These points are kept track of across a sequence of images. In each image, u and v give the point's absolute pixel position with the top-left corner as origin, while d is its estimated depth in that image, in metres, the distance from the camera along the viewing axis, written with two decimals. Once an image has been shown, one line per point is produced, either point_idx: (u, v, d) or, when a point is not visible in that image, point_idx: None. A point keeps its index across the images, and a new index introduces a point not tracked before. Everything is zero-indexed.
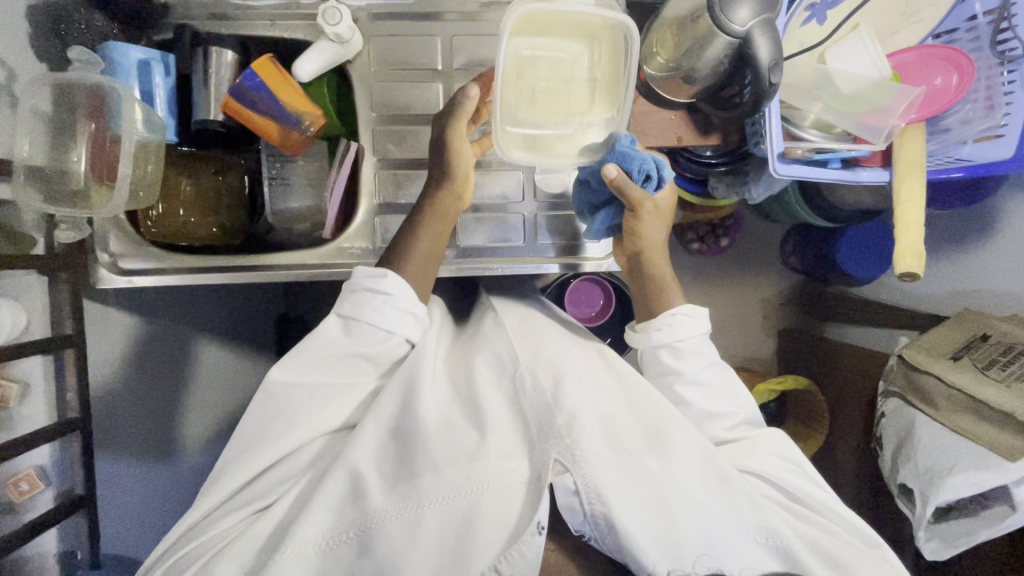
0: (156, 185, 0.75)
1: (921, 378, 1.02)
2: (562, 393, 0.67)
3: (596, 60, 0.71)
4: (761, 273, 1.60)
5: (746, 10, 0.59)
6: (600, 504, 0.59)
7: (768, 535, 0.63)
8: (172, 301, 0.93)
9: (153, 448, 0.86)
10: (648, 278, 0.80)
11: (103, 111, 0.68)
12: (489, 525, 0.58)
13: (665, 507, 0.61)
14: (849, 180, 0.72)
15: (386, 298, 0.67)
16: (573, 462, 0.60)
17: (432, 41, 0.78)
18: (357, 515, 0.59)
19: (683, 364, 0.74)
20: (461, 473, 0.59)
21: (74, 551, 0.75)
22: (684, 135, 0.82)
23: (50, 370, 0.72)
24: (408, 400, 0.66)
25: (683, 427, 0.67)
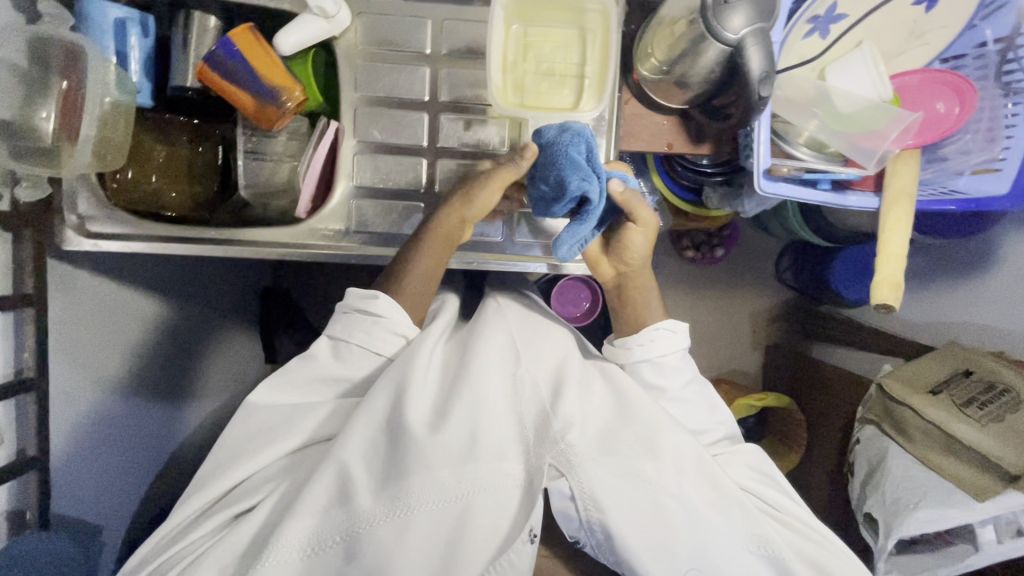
0: (125, 149, 0.74)
1: (899, 411, 0.99)
2: (561, 400, 0.70)
3: (590, 56, 0.75)
4: (754, 287, 1.58)
5: (740, 17, 0.56)
6: (595, 510, 0.63)
7: (758, 543, 0.67)
8: (142, 265, 0.92)
9: (141, 418, 0.91)
10: (633, 300, 0.81)
11: (76, 69, 0.66)
12: (483, 528, 0.61)
13: (660, 512, 0.64)
14: (836, 204, 0.70)
15: (373, 319, 0.72)
16: (567, 468, 0.64)
17: (421, 23, 0.76)
18: (341, 520, 0.61)
19: (664, 381, 0.77)
20: (452, 475, 0.62)
21: (23, 510, 0.74)
22: (675, 142, 0.79)
23: (8, 327, 0.71)
24: (398, 402, 0.67)
25: (675, 431, 0.70)
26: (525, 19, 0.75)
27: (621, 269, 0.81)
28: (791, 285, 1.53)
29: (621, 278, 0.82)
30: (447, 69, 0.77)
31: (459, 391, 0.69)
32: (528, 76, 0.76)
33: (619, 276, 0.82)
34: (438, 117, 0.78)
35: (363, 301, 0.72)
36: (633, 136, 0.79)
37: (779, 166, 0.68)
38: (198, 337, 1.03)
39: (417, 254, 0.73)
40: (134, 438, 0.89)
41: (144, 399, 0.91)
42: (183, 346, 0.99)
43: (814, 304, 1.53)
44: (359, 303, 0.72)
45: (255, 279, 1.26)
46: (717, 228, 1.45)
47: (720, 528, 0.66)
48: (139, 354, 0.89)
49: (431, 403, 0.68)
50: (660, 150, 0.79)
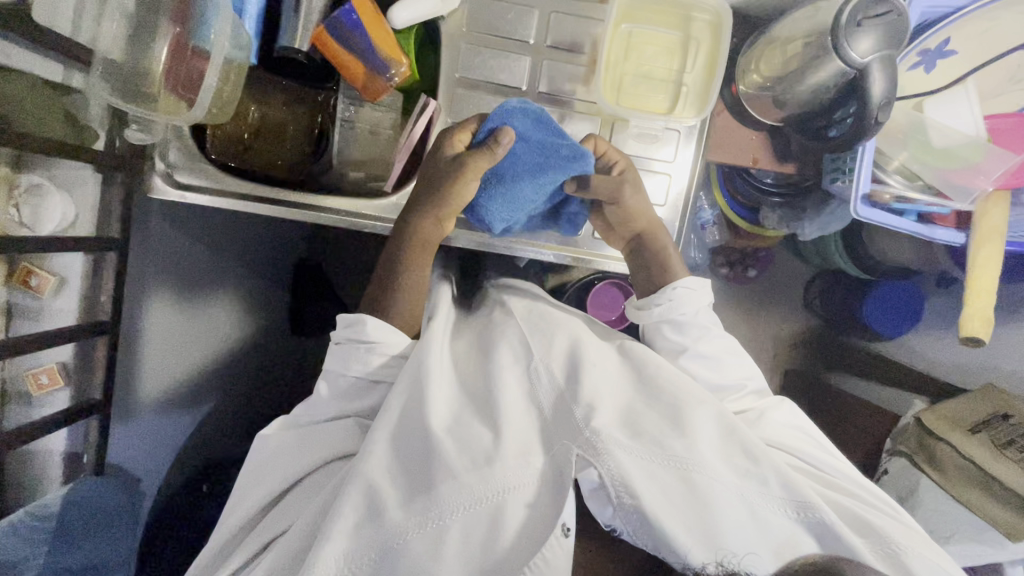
0: (232, 105, 0.73)
1: (936, 446, 1.01)
2: (577, 385, 0.67)
3: (693, 61, 0.75)
4: (785, 310, 1.56)
5: (868, 42, 0.57)
6: (630, 496, 0.59)
7: (799, 509, 0.62)
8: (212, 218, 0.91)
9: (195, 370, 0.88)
10: (652, 255, 0.78)
11: (189, 17, 0.65)
12: (518, 520, 0.59)
13: (699, 492, 0.60)
14: (925, 236, 0.71)
15: (366, 345, 0.70)
16: (595, 455, 0.61)
17: (530, 13, 0.76)
18: (375, 539, 0.59)
19: (686, 338, 0.76)
20: (478, 480, 0.60)
21: (80, 454, 0.76)
22: (760, 157, 0.81)
23: (88, 269, 0.72)
24: (418, 400, 0.66)
25: (703, 407, 0.67)
26: (633, 19, 0.75)
27: (632, 231, 0.78)
28: (819, 314, 1.52)
29: (636, 240, 0.78)
30: (548, 60, 0.77)
31: (479, 377, 0.71)
32: (629, 76, 0.77)
33: (633, 240, 0.78)
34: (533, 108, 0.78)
35: (352, 330, 0.71)
36: (723, 148, 0.80)
37: (881, 192, 0.70)
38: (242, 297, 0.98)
39: (404, 268, 0.74)
40: (177, 383, 0.85)
41: (181, 355, 0.85)
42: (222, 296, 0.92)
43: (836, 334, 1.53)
44: (347, 330, 0.71)
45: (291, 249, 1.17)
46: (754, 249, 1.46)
47: (765, 504, 0.62)
48: (193, 290, 0.85)
49: (448, 399, 0.69)
50: (745, 165, 0.80)
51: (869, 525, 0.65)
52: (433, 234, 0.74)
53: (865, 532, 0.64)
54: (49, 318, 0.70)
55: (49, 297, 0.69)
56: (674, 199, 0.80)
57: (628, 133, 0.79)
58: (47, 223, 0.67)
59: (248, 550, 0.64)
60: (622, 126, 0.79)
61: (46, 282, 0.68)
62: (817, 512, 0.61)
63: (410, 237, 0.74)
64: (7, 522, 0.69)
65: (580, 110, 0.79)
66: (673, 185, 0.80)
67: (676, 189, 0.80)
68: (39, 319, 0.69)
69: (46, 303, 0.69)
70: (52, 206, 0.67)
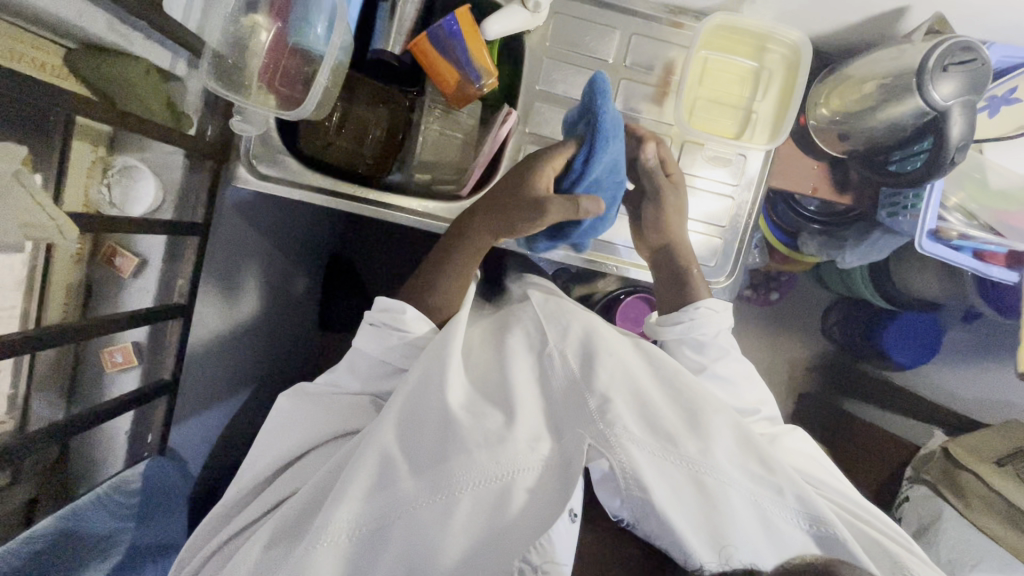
0: (328, 104, 0.74)
1: (962, 475, 1.04)
2: (595, 373, 0.64)
3: (770, 88, 0.78)
4: (803, 335, 1.54)
5: (950, 86, 0.61)
6: (641, 490, 0.57)
7: (814, 522, 0.59)
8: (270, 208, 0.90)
9: (234, 345, 0.86)
10: (678, 266, 0.78)
11: (288, 13, 0.68)
12: (526, 506, 0.55)
13: (710, 495, 0.58)
14: (982, 273, 0.75)
15: (401, 334, 0.67)
16: (608, 447, 0.58)
17: (611, 33, 0.79)
18: (381, 506, 0.56)
19: (705, 357, 0.74)
20: (489, 458, 0.56)
21: (144, 434, 0.79)
22: (820, 187, 0.84)
23: (169, 252, 0.74)
24: (433, 378, 0.63)
25: (722, 411, 0.65)
26: (712, 45, 0.78)
27: (662, 242, 0.79)
28: (837, 340, 1.48)
29: (664, 250, 0.79)
30: (625, 80, 0.80)
31: (494, 364, 0.68)
32: (705, 99, 0.79)
33: (660, 251, 0.79)
34: None
35: (389, 318, 0.67)
36: (786, 175, 0.83)
37: (947, 228, 0.75)
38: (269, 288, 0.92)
39: (452, 276, 0.71)
40: (208, 360, 0.83)
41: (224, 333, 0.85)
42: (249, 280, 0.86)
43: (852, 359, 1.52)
44: (383, 315, 0.68)
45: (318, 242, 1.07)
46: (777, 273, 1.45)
47: (777, 513, 0.59)
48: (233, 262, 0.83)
49: (462, 382, 0.65)
50: (806, 193, 0.83)
51: (876, 545, 0.63)
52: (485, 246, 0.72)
53: (879, 555, 0.63)
54: (130, 298, 0.72)
55: (131, 277, 0.72)
56: (734, 220, 0.84)
57: (699, 154, 0.82)
58: (137, 204, 0.69)
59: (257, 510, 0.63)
60: (692, 147, 0.82)
61: (129, 263, 0.71)
62: (832, 527, 0.58)
63: (464, 247, 0.71)
64: (93, 493, 0.73)
65: (651, 129, 0.82)
66: (735, 206, 0.83)
67: (738, 210, 0.83)
68: (123, 298, 0.72)
69: (129, 282, 0.72)
70: (141, 187, 0.68)
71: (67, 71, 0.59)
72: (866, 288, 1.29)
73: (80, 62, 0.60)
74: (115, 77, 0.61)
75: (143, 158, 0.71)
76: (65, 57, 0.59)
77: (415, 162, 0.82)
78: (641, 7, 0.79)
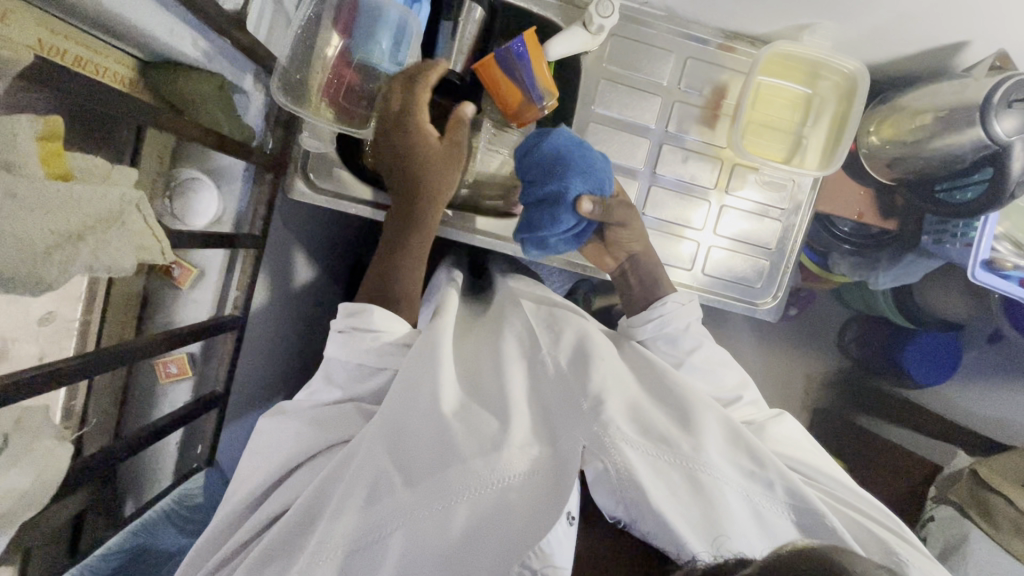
0: None
1: (989, 497, 1.04)
2: (586, 375, 0.59)
3: (820, 115, 0.79)
4: (818, 350, 1.49)
5: (1012, 123, 0.63)
6: (637, 493, 0.51)
7: (810, 518, 0.54)
8: (306, 217, 0.89)
9: (257, 350, 0.86)
10: (647, 269, 0.75)
11: (353, 30, 0.69)
12: (523, 514, 0.49)
13: (705, 494, 0.52)
14: None
15: (372, 336, 0.61)
16: (603, 451, 0.52)
17: (666, 56, 0.80)
18: (375, 518, 0.51)
19: (680, 351, 0.70)
20: (485, 466, 0.51)
21: (195, 444, 0.79)
22: (864, 212, 0.85)
23: (225, 264, 0.74)
24: (413, 384, 0.57)
25: (710, 407, 0.61)
26: (767, 70, 0.79)
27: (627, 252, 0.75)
28: (854, 357, 1.45)
29: (630, 261, 0.76)
30: (679, 103, 0.81)
31: (484, 366, 0.64)
32: (756, 123, 0.80)
33: (627, 262, 0.76)
34: (660, 145, 0.82)
35: (357, 321, 0.61)
36: (832, 200, 0.84)
37: (1002, 259, 0.76)
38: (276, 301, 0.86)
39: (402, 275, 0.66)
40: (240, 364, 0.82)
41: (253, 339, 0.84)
42: (265, 281, 0.83)
43: (869, 378, 1.47)
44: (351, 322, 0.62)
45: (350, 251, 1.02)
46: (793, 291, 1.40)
47: (769, 509, 0.54)
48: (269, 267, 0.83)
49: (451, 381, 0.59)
50: (852, 218, 0.85)
51: (870, 535, 0.58)
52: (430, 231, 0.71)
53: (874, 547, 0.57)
54: (185, 311, 0.73)
55: (189, 288, 0.72)
56: (782, 242, 0.85)
57: (750, 176, 0.83)
58: (197, 217, 0.68)
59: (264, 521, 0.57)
60: (744, 169, 0.83)
61: (188, 274, 0.71)
62: (822, 516, 0.54)
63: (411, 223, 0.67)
64: (160, 509, 0.72)
65: (701, 151, 0.82)
66: (782, 230, 0.84)
67: (785, 233, 0.84)
68: (180, 309, 0.73)
69: (186, 293, 0.72)
70: (200, 199, 0.68)
71: (141, 86, 0.60)
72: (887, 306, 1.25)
73: (155, 77, 0.60)
74: (186, 91, 0.61)
75: (204, 171, 0.70)
76: (140, 72, 0.60)
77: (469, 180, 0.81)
78: (697, 31, 0.80)
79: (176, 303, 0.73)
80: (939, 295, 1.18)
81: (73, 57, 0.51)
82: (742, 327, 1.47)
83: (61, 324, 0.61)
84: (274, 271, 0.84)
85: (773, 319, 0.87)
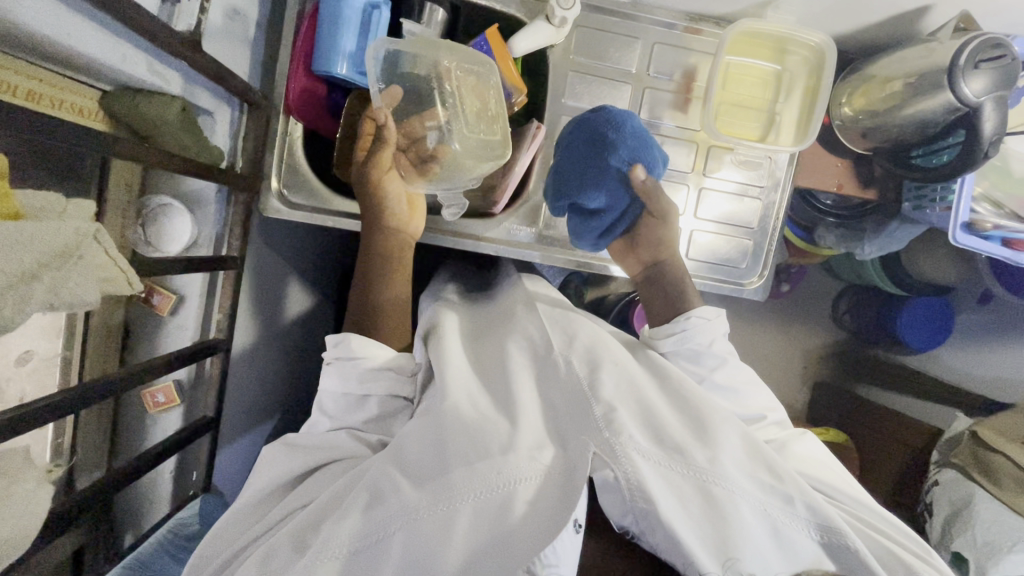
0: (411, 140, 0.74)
1: (992, 459, 1.04)
2: (598, 382, 0.61)
3: (790, 93, 0.79)
4: (813, 324, 1.49)
5: (981, 84, 0.63)
6: (646, 501, 0.54)
7: (825, 532, 0.57)
8: (286, 234, 0.88)
9: (251, 372, 0.85)
10: (671, 283, 0.74)
11: (315, 41, 0.68)
12: (530, 517, 0.52)
13: (715, 505, 0.55)
14: (1014, 261, 0.75)
15: (355, 364, 0.64)
16: (613, 457, 0.55)
17: (633, 43, 0.80)
18: (380, 520, 0.54)
19: (703, 367, 0.70)
20: (491, 466, 0.54)
21: (191, 472, 0.79)
22: (844, 183, 0.85)
23: (204, 288, 0.74)
24: (439, 390, 0.61)
25: (730, 419, 0.62)
26: (735, 50, 0.78)
27: (656, 257, 0.75)
28: (848, 328, 1.45)
29: (657, 267, 0.75)
30: (650, 88, 0.81)
31: (496, 377, 0.65)
32: (727, 103, 0.80)
33: (653, 267, 0.75)
34: None
35: (343, 352, 0.64)
36: (810, 173, 0.84)
37: (980, 221, 0.75)
38: (263, 320, 0.85)
39: (382, 283, 0.69)
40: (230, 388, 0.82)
41: (245, 363, 0.84)
42: (249, 302, 0.82)
43: (866, 347, 1.47)
44: (336, 350, 0.65)
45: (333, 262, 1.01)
46: (787, 265, 1.39)
47: (787, 522, 0.57)
48: (252, 287, 0.82)
49: (478, 391, 0.63)
50: (832, 189, 0.84)
51: (891, 556, 0.59)
52: (406, 250, 0.72)
53: (896, 568, 0.58)
54: (168, 338, 0.72)
55: (168, 316, 0.72)
56: (763, 221, 0.84)
57: (727, 157, 0.82)
58: (172, 242, 0.67)
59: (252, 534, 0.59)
60: (720, 151, 0.82)
61: (166, 302, 0.70)
62: (840, 535, 0.56)
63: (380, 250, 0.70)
64: (154, 541, 0.72)
65: (674, 135, 0.82)
66: (762, 207, 0.84)
67: (766, 212, 0.84)
68: (162, 337, 0.72)
69: (167, 321, 0.72)
70: (174, 225, 0.67)
71: (103, 114, 0.59)
72: (878, 276, 1.25)
73: (114, 105, 0.59)
74: (148, 116, 0.60)
75: (176, 196, 0.69)
76: (99, 99, 0.58)
77: None
78: (662, 15, 0.79)
79: (158, 332, 0.72)
80: (927, 260, 1.18)
81: (24, 91, 0.51)
82: (735, 308, 1.47)
83: (39, 362, 0.60)
84: (259, 290, 0.83)
85: (760, 297, 0.87)
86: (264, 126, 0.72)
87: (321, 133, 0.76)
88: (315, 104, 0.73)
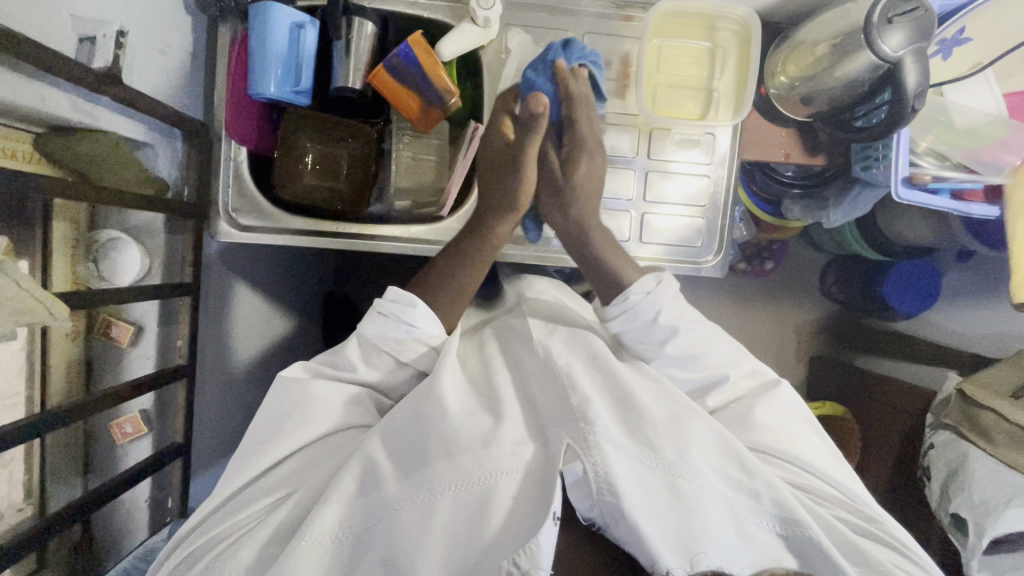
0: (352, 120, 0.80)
1: (980, 413, 1.00)
2: (575, 375, 0.61)
3: (724, 67, 0.79)
4: (801, 299, 1.47)
5: (898, 37, 0.63)
6: (612, 494, 0.53)
7: (786, 524, 0.56)
8: (259, 259, 0.89)
9: (221, 395, 0.86)
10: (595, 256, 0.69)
11: (247, 66, 0.70)
12: (510, 512, 0.52)
13: (682, 497, 0.54)
14: (964, 212, 0.76)
15: (408, 327, 0.63)
16: (585, 449, 0.54)
17: (564, 37, 0.81)
18: (365, 511, 0.54)
19: (654, 343, 0.66)
20: (473, 460, 0.54)
21: (165, 498, 0.80)
22: (792, 152, 0.85)
23: (161, 315, 0.76)
24: (427, 388, 0.61)
25: (701, 411, 0.62)
26: (666, 31, 0.79)
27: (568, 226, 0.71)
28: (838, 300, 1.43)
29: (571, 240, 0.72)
30: None
31: (481, 375, 0.67)
32: (665, 83, 0.80)
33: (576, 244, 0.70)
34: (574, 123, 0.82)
35: (399, 309, 0.62)
36: (754, 145, 0.84)
37: (920, 174, 0.75)
38: (232, 347, 0.85)
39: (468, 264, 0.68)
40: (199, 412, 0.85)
41: (220, 388, 0.86)
42: (215, 327, 0.83)
43: (859, 317, 1.45)
44: (391, 306, 0.62)
45: (308, 282, 1.02)
46: (768, 242, 1.38)
47: (750, 517, 0.56)
48: (214, 310, 0.83)
49: (460, 389, 0.63)
50: (779, 160, 0.84)
51: (856, 551, 0.59)
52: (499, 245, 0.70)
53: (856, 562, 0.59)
54: (130, 367, 0.74)
55: (129, 346, 0.74)
56: (714, 198, 0.84)
57: (668, 139, 0.83)
58: (123, 274, 0.69)
59: (203, 544, 0.56)
60: (661, 133, 0.83)
61: (125, 332, 0.73)
62: (802, 527, 0.55)
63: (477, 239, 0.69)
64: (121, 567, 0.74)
65: (617, 122, 0.82)
66: (712, 184, 0.84)
67: (716, 188, 0.84)
68: (123, 367, 0.74)
69: (126, 350, 0.73)
70: (125, 257, 0.68)
71: (39, 156, 0.61)
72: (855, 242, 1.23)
73: (50, 147, 0.61)
74: (83, 154, 0.63)
75: (124, 228, 0.71)
76: (34, 142, 0.61)
77: (394, 192, 0.83)
78: (591, 7, 0.81)
79: (119, 362, 0.74)
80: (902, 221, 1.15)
81: None
82: (721, 291, 1.46)
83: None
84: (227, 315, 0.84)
85: (719, 275, 0.87)
86: (206, 153, 0.74)
87: (263, 153, 0.78)
88: (253, 125, 0.75)
